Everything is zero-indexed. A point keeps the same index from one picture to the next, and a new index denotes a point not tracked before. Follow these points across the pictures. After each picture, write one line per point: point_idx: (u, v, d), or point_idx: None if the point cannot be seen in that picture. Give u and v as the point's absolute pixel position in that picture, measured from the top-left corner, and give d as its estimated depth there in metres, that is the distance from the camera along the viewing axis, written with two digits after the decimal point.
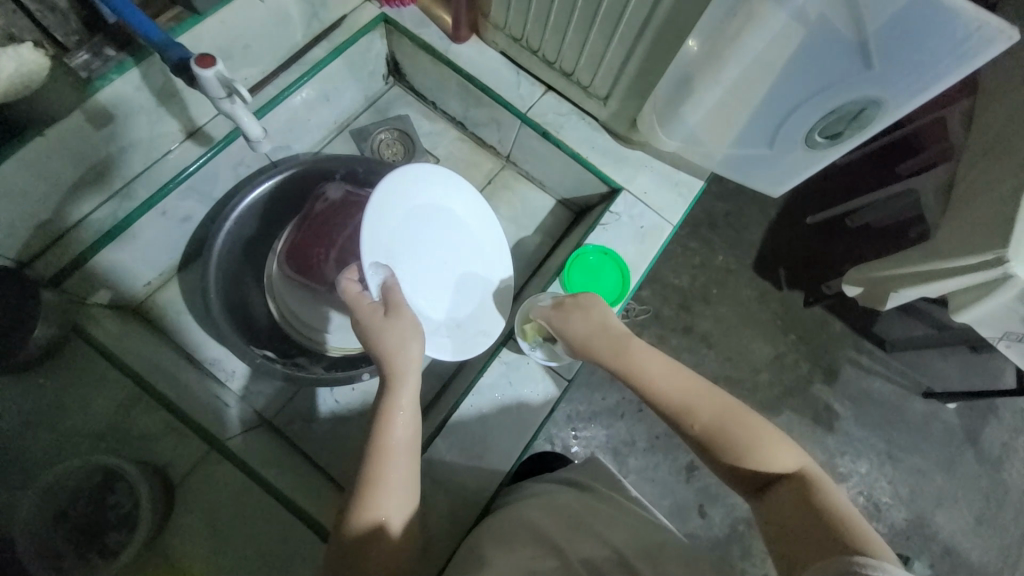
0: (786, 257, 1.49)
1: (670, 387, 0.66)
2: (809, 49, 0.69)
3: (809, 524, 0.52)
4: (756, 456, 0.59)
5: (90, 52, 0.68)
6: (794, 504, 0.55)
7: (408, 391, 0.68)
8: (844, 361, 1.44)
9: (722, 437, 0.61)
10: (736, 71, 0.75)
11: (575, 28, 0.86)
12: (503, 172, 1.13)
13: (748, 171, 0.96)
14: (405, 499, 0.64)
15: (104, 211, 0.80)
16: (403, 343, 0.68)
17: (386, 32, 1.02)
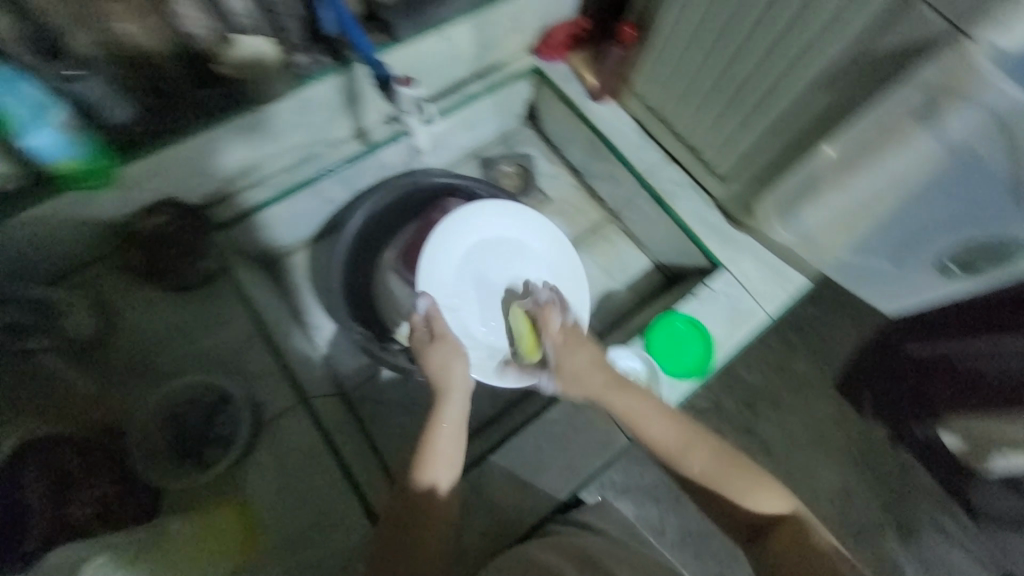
0: (876, 382, 1.31)
1: (657, 434, 0.73)
2: (954, 181, 0.71)
3: (805, 566, 0.61)
4: (749, 503, 0.67)
5: (309, 55, 0.82)
6: (785, 546, 0.64)
7: (451, 407, 0.73)
8: (921, 511, 1.31)
9: (718, 485, 0.69)
10: (873, 185, 0.75)
11: (717, 109, 0.91)
12: (606, 224, 1.18)
13: (860, 279, 0.96)
14: (451, 475, 0.70)
15: (274, 181, 0.93)
16: (448, 362, 0.75)
17: (535, 81, 1.13)
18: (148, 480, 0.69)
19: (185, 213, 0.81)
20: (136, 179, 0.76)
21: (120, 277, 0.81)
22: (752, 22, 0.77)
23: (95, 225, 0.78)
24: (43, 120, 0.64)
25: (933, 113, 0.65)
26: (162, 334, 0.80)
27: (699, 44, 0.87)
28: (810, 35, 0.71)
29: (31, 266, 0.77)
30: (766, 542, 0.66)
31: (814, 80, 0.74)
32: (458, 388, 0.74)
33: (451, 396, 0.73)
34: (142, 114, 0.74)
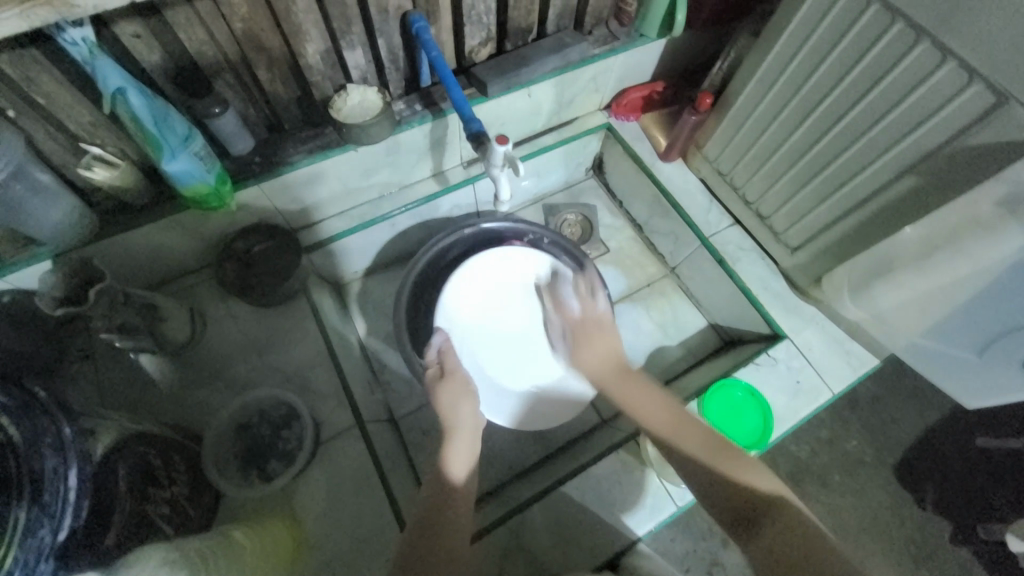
0: (937, 474, 1.30)
1: (659, 420, 0.72)
2: None
3: (807, 557, 0.53)
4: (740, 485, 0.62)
5: (405, 105, 0.91)
6: (780, 533, 0.56)
7: (461, 440, 0.78)
8: None
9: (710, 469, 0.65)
10: (951, 274, 0.74)
11: (788, 180, 0.92)
12: (663, 279, 1.19)
13: (940, 367, 0.89)
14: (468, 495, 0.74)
15: (357, 212, 1.00)
16: (454, 404, 0.81)
17: (605, 136, 1.18)
18: (215, 488, 0.72)
19: (281, 234, 0.89)
20: (243, 202, 0.84)
21: (215, 287, 0.90)
22: (832, 103, 0.79)
23: (203, 239, 0.87)
24: (185, 144, 0.69)
25: (1023, 208, 0.62)
26: (245, 344, 0.87)
27: (777, 118, 0.89)
28: (893, 120, 0.72)
29: (139, 271, 0.85)
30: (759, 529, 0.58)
31: (901, 163, 0.74)
32: (462, 423, 0.80)
33: (461, 433, 0.78)
34: (260, 147, 0.84)
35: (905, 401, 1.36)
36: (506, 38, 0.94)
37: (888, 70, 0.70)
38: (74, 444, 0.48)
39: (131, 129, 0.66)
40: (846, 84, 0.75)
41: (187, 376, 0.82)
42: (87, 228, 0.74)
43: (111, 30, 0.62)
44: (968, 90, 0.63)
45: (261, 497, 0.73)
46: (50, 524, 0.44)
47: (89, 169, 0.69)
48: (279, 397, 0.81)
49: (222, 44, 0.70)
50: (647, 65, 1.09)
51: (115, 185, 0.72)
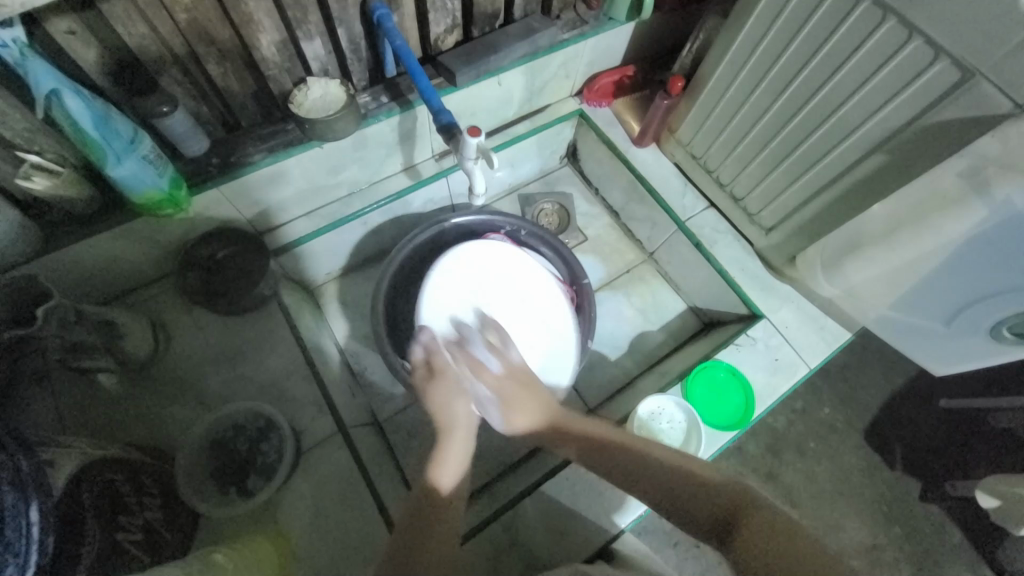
0: (905, 434, 1.37)
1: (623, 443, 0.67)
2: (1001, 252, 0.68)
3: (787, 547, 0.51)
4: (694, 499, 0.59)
5: (371, 97, 0.87)
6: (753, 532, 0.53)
7: (456, 443, 0.74)
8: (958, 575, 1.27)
9: (670, 474, 0.62)
10: (917, 251, 0.76)
11: (761, 162, 0.92)
12: (642, 264, 1.19)
13: (905, 336, 0.93)
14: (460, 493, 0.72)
15: (326, 212, 0.96)
16: (449, 397, 0.75)
17: (577, 123, 1.16)
18: (192, 507, 0.68)
19: (246, 238, 0.85)
20: (202, 207, 0.79)
21: (178, 298, 0.85)
22: (802, 83, 0.79)
23: (160, 248, 0.82)
24: (132, 147, 0.64)
25: (982, 182, 0.65)
26: (215, 356, 0.83)
27: (748, 100, 0.89)
28: (862, 99, 0.73)
29: (92, 287, 0.80)
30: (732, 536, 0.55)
31: (869, 142, 0.75)
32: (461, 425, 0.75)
33: (456, 436, 0.73)
34: (216, 148, 0.79)
35: (875, 368, 1.42)
36: (472, 25, 0.91)
37: (855, 49, 0.70)
38: (34, 475, 0.44)
39: (71, 135, 0.61)
40: (814, 64, 0.76)
41: (153, 393, 0.78)
42: (29, 243, 0.68)
43: (40, 26, 0.57)
44: (934, 67, 0.64)
45: (242, 514, 0.71)
46: (15, 562, 0.41)
47: (28, 178, 0.63)
48: (254, 409, 0.78)
49: (167, 38, 0.65)
50: (617, 49, 1.08)
51: (58, 194, 0.67)
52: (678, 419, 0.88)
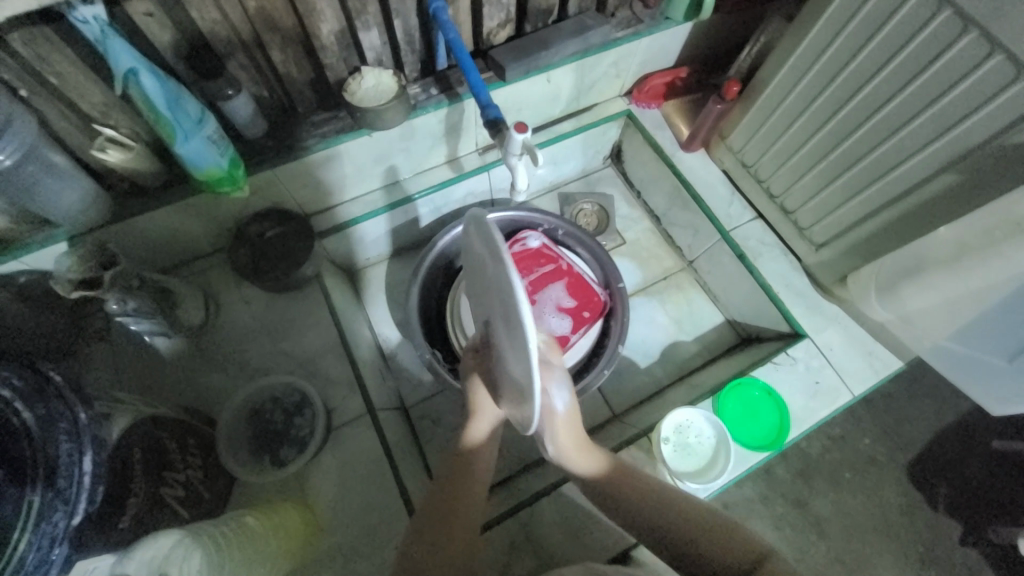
0: (951, 475, 1.28)
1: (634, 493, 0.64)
2: None
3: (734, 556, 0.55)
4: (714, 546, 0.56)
5: (421, 89, 0.88)
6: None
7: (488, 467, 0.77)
8: None
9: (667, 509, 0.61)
10: (986, 277, 0.70)
11: (817, 174, 0.88)
12: (680, 272, 1.16)
13: (962, 370, 0.87)
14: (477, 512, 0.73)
15: (370, 199, 0.99)
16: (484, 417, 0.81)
17: (625, 124, 1.14)
18: (229, 470, 0.72)
19: (293, 219, 0.88)
20: (256, 187, 0.83)
21: (228, 272, 0.90)
22: (871, 92, 0.74)
23: (215, 224, 0.86)
24: (199, 126, 0.68)
25: None
26: (258, 330, 0.87)
27: (808, 109, 0.85)
28: (936, 112, 0.68)
29: (154, 256, 0.85)
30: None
31: (940, 159, 0.70)
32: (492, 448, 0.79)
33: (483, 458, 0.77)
34: (272, 132, 0.82)
35: (924, 399, 1.34)
36: (525, 21, 0.90)
37: (932, 58, 0.66)
38: (89, 429, 0.47)
39: (145, 111, 0.65)
40: (885, 74, 0.71)
41: (201, 360, 0.83)
42: (100, 211, 0.73)
43: (123, 9, 0.61)
44: (1017, 84, 0.59)
45: (273, 483, 0.74)
46: (64, 509, 0.44)
47: (104, 151, 0.67)
48: (290, 384, 0.81)
49: (235, 24, 0.69)
50: (671, 50, 1.05)
51: (129, 167, 0.71)
52: (706, 435, 0.85)
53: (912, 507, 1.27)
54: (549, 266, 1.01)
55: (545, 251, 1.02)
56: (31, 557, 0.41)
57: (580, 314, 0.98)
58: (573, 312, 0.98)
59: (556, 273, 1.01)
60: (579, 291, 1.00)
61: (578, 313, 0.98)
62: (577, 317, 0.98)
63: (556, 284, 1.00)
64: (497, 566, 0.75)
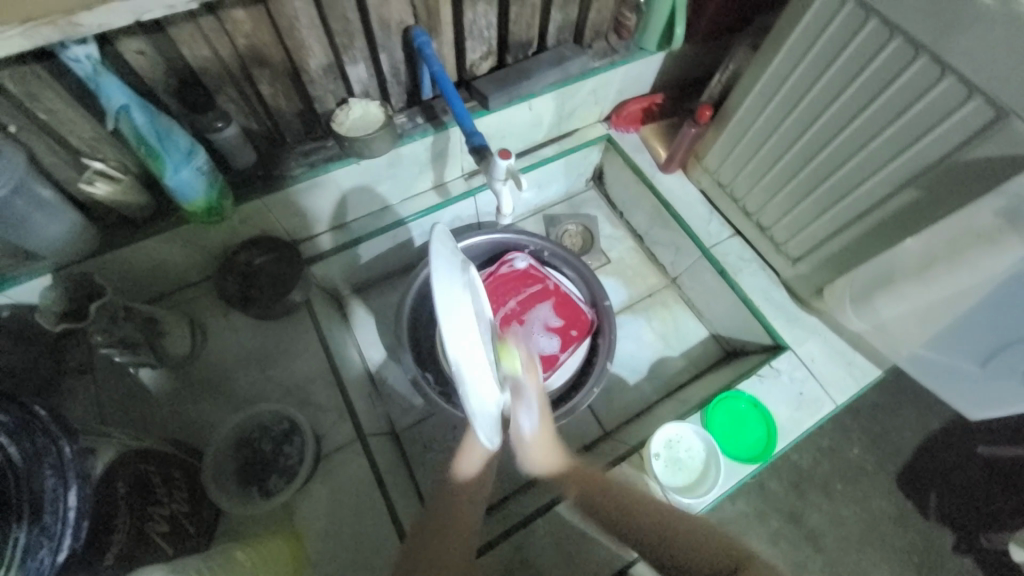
0: (938, 482, 1.30)
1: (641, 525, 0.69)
2: None
3: None
4: (699, 554, 0.63)
5: (407, 119, 0.91)
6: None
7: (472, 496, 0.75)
8: None
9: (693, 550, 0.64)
10: (953, 285, 0.74)
11: (789, 191, 0.92)
12: (664, 289, 1.19)
13: (938, 376, 0.90)
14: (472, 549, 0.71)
15: (358, 225, 1.00)
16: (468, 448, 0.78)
17: (605, 148, 1.19)
18: (216, 503, 0.71)
19: (282, 246, 0.89)
20: (245, 216, 0.84)
21: (216, 301, 0.89)
22: (834, 114, 0.79)
23: (204, 253, 0.86)
24: (189, 158, 0.69)
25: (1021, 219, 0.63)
26: (247, 359, 0.87)
27: (776, 131, 0.89)
28: (895, 131, 0.72)
29: (140, 287, 0.85)
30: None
31: (901, 176, 0.75)
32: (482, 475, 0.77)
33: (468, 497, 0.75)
34: (260, 162, 0.83)
35: (906, 407, 1.37)
36: (506, 52, 0.95)
37: (888, 83, 0.70)
38: (75, 462, 0.47)
39: (134, 145, 0.66)
40: (845, 98, 0.76)
41: (187, 390, 0.82)
42: (87, 243, 0.73)
43: (115, 48, 0.63)
44: (967, 105, 0.63)
45: (262, 516, 0.72)
46: (49, 545, 0.43)
47: (92, 183, 0.68)
48: (279, 411, 0.80)
49: (226, 60, 0.71)
50: (646, 77, 1.10)
51: (117, 199, 0.72)
52: (696, 449, 0.86)
53: (902, 515, 1.28)
54: (536, 286, 1.06)
55: (532, 272, 1.07)
56: None
57: (568, 333, 1.02)
58: (562, 331, 1.02)
59: (544, 293, 1.05)
60: (567, 310, 1.04)
61: (566, 332, 1.02)
62: (566, 335, 1.02)
63: (544, 304, 1.04)
64: None
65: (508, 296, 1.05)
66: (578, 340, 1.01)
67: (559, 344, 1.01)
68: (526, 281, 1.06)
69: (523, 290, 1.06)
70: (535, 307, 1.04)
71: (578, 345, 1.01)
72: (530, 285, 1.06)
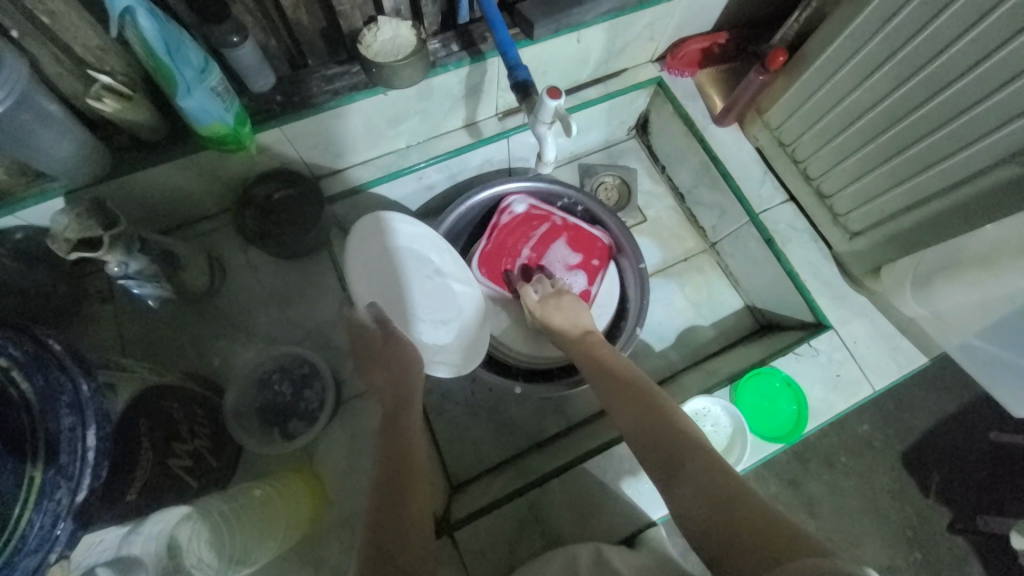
0: (946, 465, 1.29)
1: (619, 386, 0.68)
2: None
3: (720, 503, 0.50)
4: (655, 427, 0.61)
5: (440, 44, 0.80)
6: (691, 474, 0.54)
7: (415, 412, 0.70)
8: None
9: (652, 432, 0.61)
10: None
11: (865, 156, 0.82)
12: (700, 253, 1.12)
13: (992, 370, 0.84)
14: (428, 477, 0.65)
15: (382, 163, 0.94)
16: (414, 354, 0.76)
17: (654, 93, 1.07)
18: (238, 441, 0.71)
19: (303, 181, 0.83)
20: (264, 145, 0.77)
21: (234, 236, 0.86)
22: (941, 67, 0.67)
23: (221, 183, 0.81)
24: (202, 77, 0.62)
25: None
26: (266, 298, 0.84)
27: (862, 85, 0.78)
28: (1009, 96, 0.62)
29: (157, 216, 0.81)
30: (674, 470, 0.56)
31: (1007, 147, 0.65)
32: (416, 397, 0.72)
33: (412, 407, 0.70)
34: (280, 86, 0.75)
35: (932, 392, 1.32)
36: None
37: (1011, 38, 0.59)
38: (93, 402, 0.45)
39: (143, 57, 0.59)
40: (956, 50, 0.65)
41: (208, 326, 0.81)
42: (98, 166, 0.68)
43: None
44: None
45: (283, 454, 0.73)
46: (67, 485, 0.42)
47: (99, 100, 0.62)
48: (299, 354, 0.78)
49: None
50: (712, 11, 0.96)
51: (128, 119, 0.65)
52: (722, 424, 0.83)
53: (906, 495, 1.28)
54: (544, 225, 1.00)
55: (535, 213, 1.00)
56: (33, 535, 0.39)
57: (590, 263, 1.00)
58: (584, 265, 1.00)
59: (554, 231, 1.00)
60: (582, 244, 1.00)
61: (588, 264, 1.00)
62: (589, 268, 0.99)
63: (558, 243, 1.00)
64: (503, 545, 0.74)
65: (519, 244, 0.99)
66: (601, 267, 0.99)
67: (585, 278, 0.99)
68: (533, 223, 1.00)
69: (531, 234, 1.00)
70: (549, 247, 1.00)
71: (603, 271, 1.00)
72: (537, 226, 1.00)
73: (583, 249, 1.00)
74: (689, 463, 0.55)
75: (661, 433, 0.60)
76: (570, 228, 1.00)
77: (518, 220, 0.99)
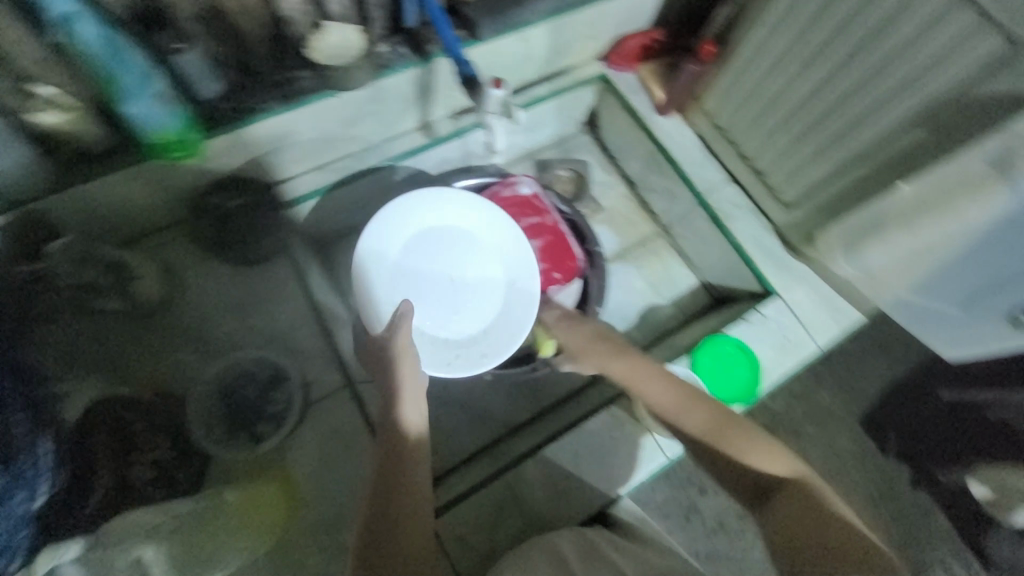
0: None
1: (693, 418, 0.69)
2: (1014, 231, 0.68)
3: (820, 528, 0.53)
4: (740, 458, 0.63)
5: (390, 48, 0.81)
6: (792, 504, 0.57)
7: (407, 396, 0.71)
8: None
9: (735, 463, 0.63)
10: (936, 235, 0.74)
11: (793, 133, 0.90)
12: (656, 238, 1.16)
13: (920, 320, 0.91)
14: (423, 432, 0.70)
15: (337, 167, 0.95)
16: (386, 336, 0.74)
17: (600, 89, 1.12)
18: (201, 447, 0.71)
19: (253, 188, 0.81)
20: (213, 152, 0.77)
21: (189, 246, 0.84)
22: (849, 49, 0.75)
23: (174, 192, 0.80)
24: (145, 84, 0.63)
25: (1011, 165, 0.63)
26: (225, 304, 0.83)
27: (784, 68, 0.86)
28: (910, 68, 0.70)
29: (108, 229, 0.79)
30: (771, 504, 0.58)
31: (902, 114, 0.74)
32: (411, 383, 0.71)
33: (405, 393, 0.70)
34: (232, 92, 0.75)
35: None
36: None
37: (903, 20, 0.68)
38: None
39: (86, 70, 0.61)
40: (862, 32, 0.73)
41: (165, 337, 0.79)
42: (42, 177, 0.67)
43: None
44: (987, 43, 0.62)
45: (250, 459, 0.73)
46: None
47: (38, 113, 0.62)
48: (262, 357, 0.77)
49: None
50: (647, 10, 1.03)
51: (67, 133, 0.66)
52: None
53: None
54: (535, 218, 0.98)
55: (535, 201, 0.99)
56: None
57: (550, 276, 0.96)
58: (544, 274, 0.96)
59: (540, 228, 0.98)
60: (556, 252, 0.97)
61: (549, 275, 0.96)
62: (548, 279, 0.96)
63: (535, 240, 0.97)
64: (482, 530, 0.76)
65: None
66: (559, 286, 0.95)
67: None
68: (527, 211, 0.98)
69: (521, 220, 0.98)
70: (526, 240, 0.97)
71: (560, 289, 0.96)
72: (529, 216, 0.98)
73: (553, 255, 0.97)
74: (793, 494, 0.58)
75: (747, 466, 0.62)
76: (555, 231, 0.98)
77: (511, 202, 0.98)
